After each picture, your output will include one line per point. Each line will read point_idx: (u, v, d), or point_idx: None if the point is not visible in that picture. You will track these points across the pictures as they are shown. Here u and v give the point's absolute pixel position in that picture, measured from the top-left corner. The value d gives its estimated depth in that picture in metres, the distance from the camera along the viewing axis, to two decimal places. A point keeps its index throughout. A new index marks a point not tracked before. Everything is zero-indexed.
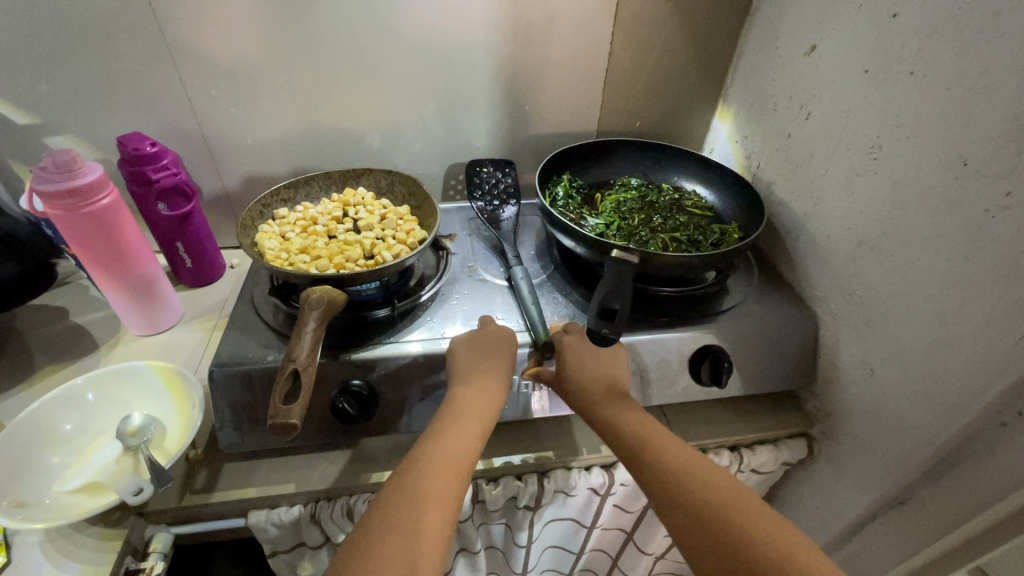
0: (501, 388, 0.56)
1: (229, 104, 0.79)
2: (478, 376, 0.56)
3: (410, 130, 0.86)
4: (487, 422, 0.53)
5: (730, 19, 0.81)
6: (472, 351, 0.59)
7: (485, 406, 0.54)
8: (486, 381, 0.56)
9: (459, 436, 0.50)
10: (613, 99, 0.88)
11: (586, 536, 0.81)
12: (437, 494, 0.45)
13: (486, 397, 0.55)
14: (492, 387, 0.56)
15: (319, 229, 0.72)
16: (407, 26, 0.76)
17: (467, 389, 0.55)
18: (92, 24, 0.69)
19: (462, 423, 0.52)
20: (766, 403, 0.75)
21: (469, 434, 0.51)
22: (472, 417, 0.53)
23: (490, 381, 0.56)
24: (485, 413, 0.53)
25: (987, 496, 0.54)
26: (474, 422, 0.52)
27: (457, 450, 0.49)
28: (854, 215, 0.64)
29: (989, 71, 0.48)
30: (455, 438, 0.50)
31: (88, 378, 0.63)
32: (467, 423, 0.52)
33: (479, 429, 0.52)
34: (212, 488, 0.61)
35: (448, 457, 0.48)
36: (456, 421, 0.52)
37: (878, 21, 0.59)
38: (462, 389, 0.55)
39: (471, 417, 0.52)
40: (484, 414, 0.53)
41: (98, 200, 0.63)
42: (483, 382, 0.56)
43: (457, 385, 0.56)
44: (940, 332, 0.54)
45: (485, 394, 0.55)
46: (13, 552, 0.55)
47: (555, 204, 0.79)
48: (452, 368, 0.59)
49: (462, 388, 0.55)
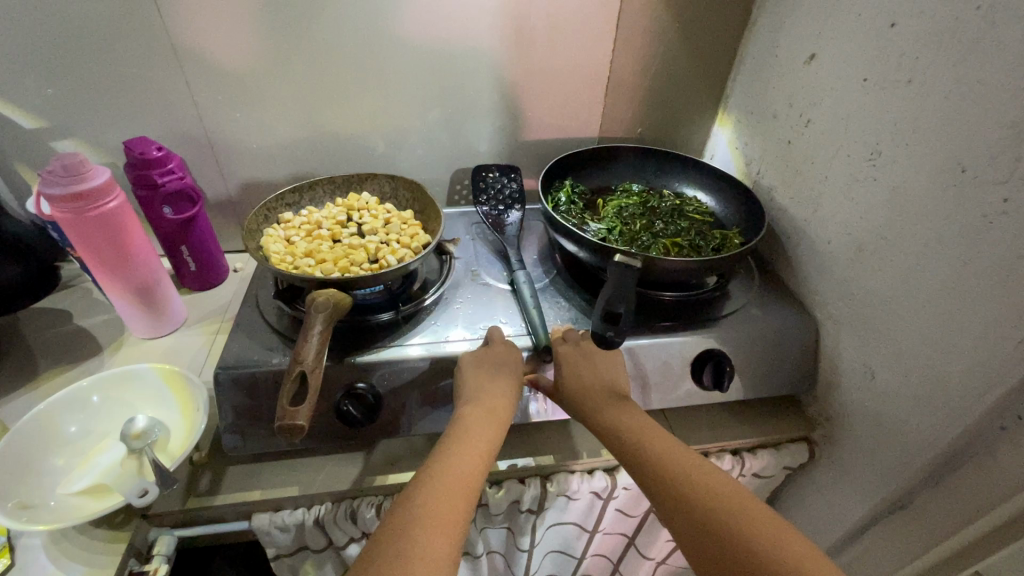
0: (507, 406, 0.56)
1: (235, 110, 0.79)
2: (482, 395, 0.56)
3: (414, 136, 0.87)
4: (494, 442, 0.53)
5: (729, 28, 0.83)
6: (476, 369, 0.59)
7: (491, 424, 0.54)
8: (492, 399, 0.56)
9: (464, 454, 0.50)
10: (614, 105, 0.89)
11: (587, 540, 0.81)
12: (445, 513, 0.45)
13: (493, 416, 0.55)
14: (500, 406, 0.56)
15: (323, 233, 0.73)
16: (411, 33, 0.77)
17: (473, 404, 0.55)
18: (99, 29, 0.70)
19: (468, 442, 0.51)
20: (767, 407, 0.76)
21: (475, 453, 0.51)
22: (478, 436, 0.52)
23: (497, 399, 0.56)
24: (491, 432, 0.53)
25: (986, 499, 0.55)
26: (480, 441, 0.52)
27: (463, 468, 0.49)
28: (853, 221, 0.65)
29: (985, 80, 0.49)
30: (461, 456, 0.50)
31: (93, 381, 0.64)
32: (472, 442, 0.51)
33: (485, 447, 0.52)
34: (216, 491, 0.61)
35: (455, 476, 0.48)
36: (461, 441, 0.51)
37: (876, 31, 0.60)
38: (466, 409, 0.55)
39: (476, 437, 0.52)
40: (491, 430, 0.53)
41: (104, 203, 0.63)
42: (487, 400, 0.56)
43: (462, 406, 0.56)
44: (939, 337, 0.55)
45: (489, 413, 0.55)
46: (16, 554, 0.55)
47: (557, 209, 0.80)
48: (457, 389, 0.59)
49: (468, 408, 0.55)
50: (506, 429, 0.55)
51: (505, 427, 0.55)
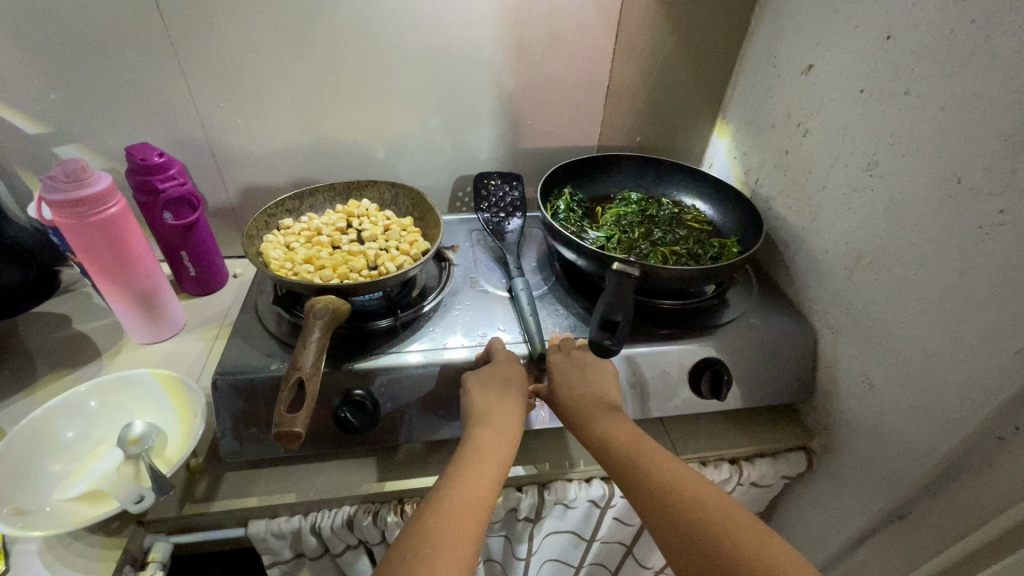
0: (517, 426, 0.56)
1: (236, 116, 0.80)
2: (491, 415, 0.56)
3: (414, 143, 0.88)
4: (504, 463, 0.53)
5: (729, 37, 0.83)
6: (483, 389, 0.59)
7: (501, 444, 0.54)
8: (502, 419, 0.56)
9: (472, 476, 0.50)
10: (614, 114, 0.89)
11: (585, 548, 0.81)
12: (453, 535, 0.44)
13: (502, 436, 0.54)
14: (510, 425, 0.56)
15: (323, 240, 0.73)
16: (412, 41, 0.78)
17: (481, 425, 0.55)
18: (103, 36, 0.70)
19: (476, 463, 0.51)
20: (765, 416, 0.76)
21: (484, 474, 0.50)
22: (488, 457, 0.52)
23: (507, 418, 0.56)
24: (501, 453, 0.53)
25: (986, 510, 0.54)
26: (489, 461, 0.52)
27: (472, 489, 0.48)
28: (851, 231, 0.65)
29: (980, 94, 0.49)
30: (468, 478, 0.49)
31: (91, 386, 0.64)
32: (480, 462, 0.51)
33: (495, 467, 0.51)
34: (213, 497, 0.61)
35: (463, 498, 0.47)
36: (470, 462, 0.51)
37: (873, 42, 0.61)
38: (476, 431, 0.54)
39: (486, 456, 0.52)
40: (501, 452, 0.53)
41: (105, 209, 0.64)
42: (497, 422, 0.56)
43: (471, 426, 0.56)
44: (938, 347, 0.55)
45: (499, 433, 0.54)
46: (11, 560, 0.55)
47: (556, 216, 0.80)
48: (465, 410, 0.58)
49: (478, 429, 0.55)
50: (515, 449, 0.55)
51: (515, 446, 0.55)
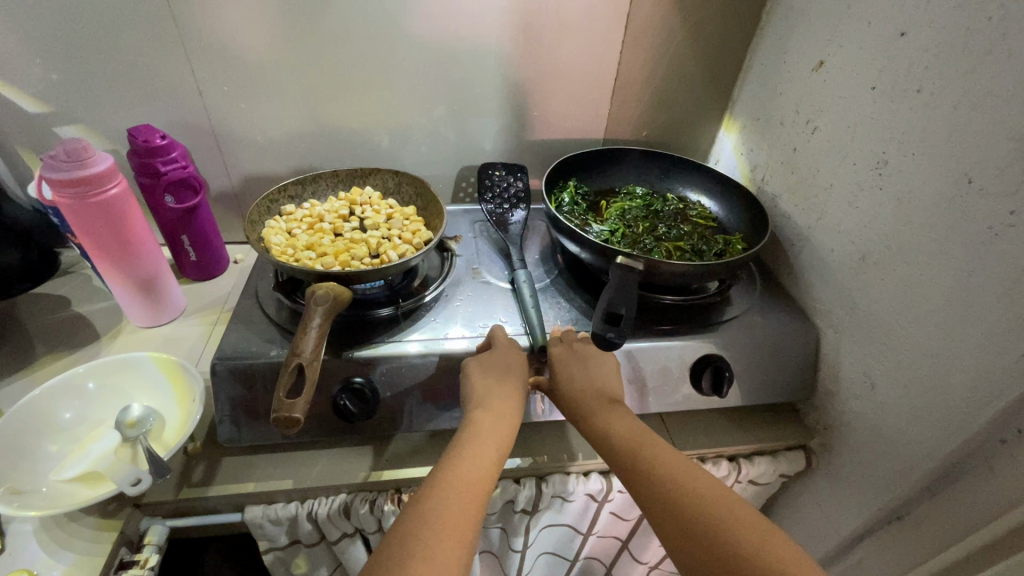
0: (517, 412, 0.56)
1: (240, 101, 0.79)
2: (492, 399, 0.56)
3: (419, 131, 0.87)
4: (503, 448, 0.52)
5: (739, 32, 0.82)
6: (484, 374, 0.58)
7: (500, 429, 0.53)
8: (502, 403, 0.56)
9: (473, 461, 0.49)
10: (621, 107, 0.89)
11: (581, 542, 0.82)
12: (453, 519, 0.44)
13: (502, 421, 0.54)
14: (510, 410, 0.55)
15: (325, 227, 0.72)
16: (419, 28, 0.77)
17: (481, 409, 0.55)
18: (106, 17, 0.69)
19: (476, 447, 0.51)
20: (765, 414, 0.76)
21: (484, 459, 0.50)
22: (488, 442, 0.52)
23: (508, 403, 0.56)
24: (501, 438, 0.53)
25: (985, 513, 0.54)
26: (488, 446, 0.51)
27: (472, 473, 0.48)
28: (857, 230, 0.65)
29: (995, 93, 0.49)
30: (468, 463, 0.49)
31: (90, 367, 0.63)
32: (479, 447, 0.51)
33: (494, 452, 0.51)
34: (210, 482, 0.61)
35: (464, 482, 0.47)
36: (470, 445, 0.51)
37: (886, 39, 0.60)
38: (476, 414, 0.54)
39: (486, 441, 0.52)
40: (502, 439, 0.53)
41: (106, 190, 0.63)
42: (497, 406, 0.55)
43: (471, 409, 0.55)
44: (942, 348, 0.55)
45: (498, 417, 0.54)
46: (6, 540, 0.54)
47: (561, 209, 0.80)
48: (465, 395, 0.58)
49: (478, 413, 0.54)
50: (515, 435, 0.55)
51: (514, 432, 0.54)
